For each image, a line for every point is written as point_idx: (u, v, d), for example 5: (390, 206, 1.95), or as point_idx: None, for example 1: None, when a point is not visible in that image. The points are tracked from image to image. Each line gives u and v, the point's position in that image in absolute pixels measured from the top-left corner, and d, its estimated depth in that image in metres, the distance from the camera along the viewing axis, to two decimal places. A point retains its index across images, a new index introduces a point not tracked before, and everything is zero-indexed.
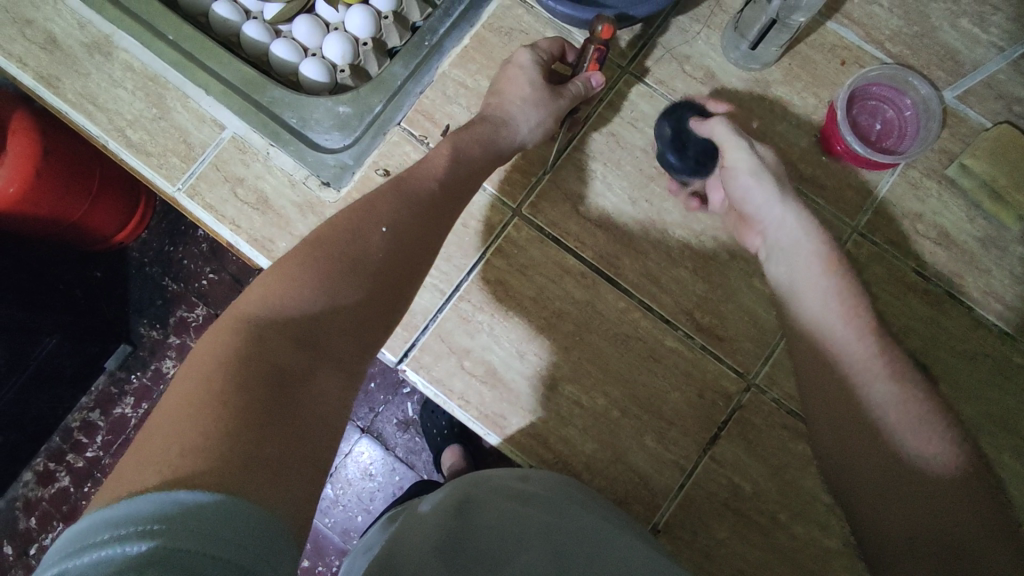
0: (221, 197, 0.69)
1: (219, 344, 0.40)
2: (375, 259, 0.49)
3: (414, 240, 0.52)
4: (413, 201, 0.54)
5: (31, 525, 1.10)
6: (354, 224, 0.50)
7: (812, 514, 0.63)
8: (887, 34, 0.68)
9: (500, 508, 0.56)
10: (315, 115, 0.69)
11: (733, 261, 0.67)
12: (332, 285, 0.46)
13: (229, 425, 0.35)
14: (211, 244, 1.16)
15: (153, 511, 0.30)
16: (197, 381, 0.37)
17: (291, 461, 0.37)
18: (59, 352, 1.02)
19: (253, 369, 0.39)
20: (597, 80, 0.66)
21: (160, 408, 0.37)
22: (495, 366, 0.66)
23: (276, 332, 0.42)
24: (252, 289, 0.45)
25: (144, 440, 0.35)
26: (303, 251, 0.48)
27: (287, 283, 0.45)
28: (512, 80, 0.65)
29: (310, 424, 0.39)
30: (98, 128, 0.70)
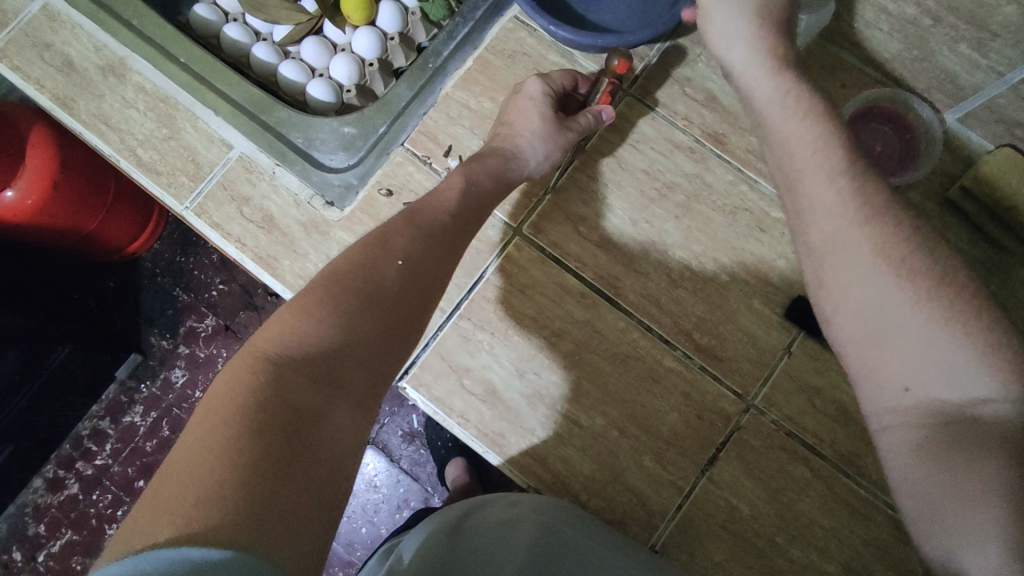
0: (228, 215, 0.70)
1: (237, 383, 0.41)
2: (389, 296, 0.51)
3: (426, 276, 0.54)
4: (424, 235, 0.56)
5: (39, 531, 1.12)
6: (368, 261, 0.52)
7: (811, 538, 0.63)
8: (888, 58, 0.69)
9: (489, 540, 0.58)
10: (321, 135, 0.71)
11: (733, 282, 0.67)
12: (346, 322, 0.47)
13: (246, 471, 0.36)
14: (221, 256, 1.18)
15: (158, 571, 0.31)
16: (214, 423, 0.38)
17: (304, 506, 0.37)
18: (72, 362, 1.04)
19: (270, 410, 0.40)
20: (609, 112, 0.68)
21: (176, 451, 0.38)
22: (495, 384, 0.67)
23: (294, 371, 0.43)
24: (269, 325, 0.47)
25: (159, 485, 0.36)
26: (320, 288, 0.49)
27: (305, 320, 0.46)
28: (522, 112, 0.66)
29: (323, 465, 0.40)
30: (111, 147, 0.72)
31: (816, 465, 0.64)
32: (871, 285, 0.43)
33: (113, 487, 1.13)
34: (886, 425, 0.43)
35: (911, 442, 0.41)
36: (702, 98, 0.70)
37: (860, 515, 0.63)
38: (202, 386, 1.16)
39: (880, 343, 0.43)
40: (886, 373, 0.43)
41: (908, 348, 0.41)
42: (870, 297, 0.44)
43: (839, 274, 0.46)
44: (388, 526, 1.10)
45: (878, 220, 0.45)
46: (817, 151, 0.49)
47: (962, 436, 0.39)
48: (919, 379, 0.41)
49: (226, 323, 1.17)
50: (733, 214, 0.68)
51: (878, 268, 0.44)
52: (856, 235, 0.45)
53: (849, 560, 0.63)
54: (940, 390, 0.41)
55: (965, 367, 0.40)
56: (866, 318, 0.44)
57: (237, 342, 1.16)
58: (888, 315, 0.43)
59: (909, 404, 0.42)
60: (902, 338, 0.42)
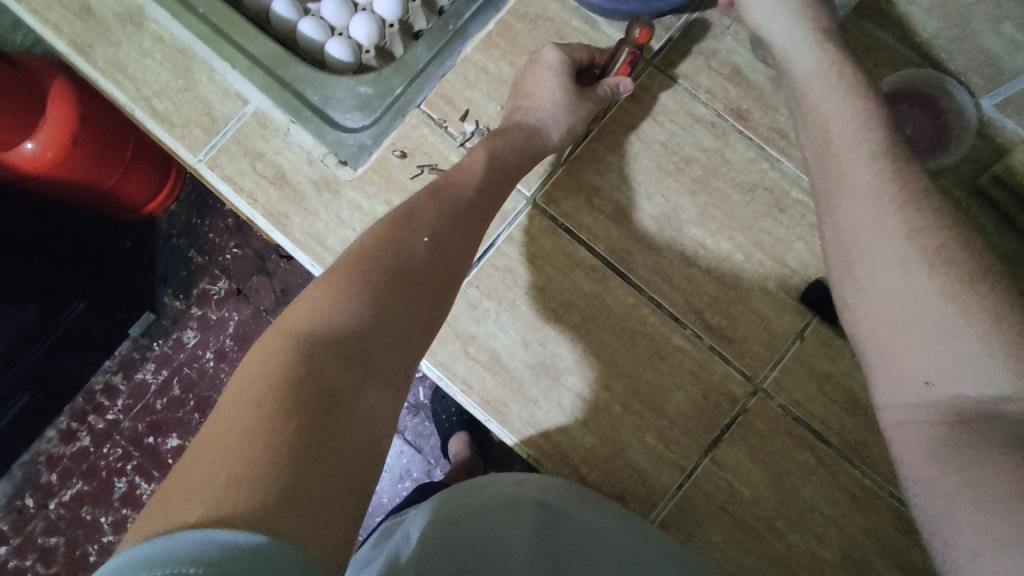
0: (240, 170, 0.70)
1: (270, 363, 0.42)
2: (419, 275, 0.51)
3: (451, 252, 0.54)
4: (451, 210, 0.56)
5: (52, 479, 1.14)
6: (398, 237, 0.52)
7: (811, 525, 0.62)
8: (924, 37, 0.67)
9: (500, 523, 0.58)
10: (337, 94, 0.69)
11: (747, 262, 0.66)
12: (377, 301, 0.47)
13: (278, 455, 0.36)
14: (236, 218, 1.19)
15: (187, 552, 0.30)
16: (245, 405, 0.39)
17: (335, 491, 0.37)
18: (87, 317, 1.05)
19: (301, 391, 0.40)
20: (626, 85, 0.66)
21: (210, 430, 0.38)
22: (500, 353, 0.66)
23: (326, 352, 0.43)
24: (301, 301, 0.47)
25: (191, 465, 0.36)
26: (349, 265, 0.49)
27: (335, 298, 0.46)
28: (541, 82, 0.65)
29: (356, 448, 0.40)
30: (127, 97, 0.71)
31: (821, 452, 0.63)
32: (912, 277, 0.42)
33: (123, 441, 1.15)
34: (903, 420, 0.41)
35: (929, 436, 0.39)
36: (728, 71, 0.68)
37: (864, 505, 0.62)
38: (213, 347, 1.17)
39: (906, 332, 0.42)
40: (909, 365, 0.41)
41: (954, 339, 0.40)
42: (901, 286, 0.42)
43: (868, 265, 0.44)
44: (389, 497, 1.10)
45: (918, 220, 0.44)
46: (848, 169, 0.47)
47: (986, 434, 0.36)
48: (946, 372, 0.39)
49: (238, 287, 1.17)
50: (751, 192, 0.66)
51: (910, 278, 0.42)
52: (888, 220, 0.44)
53: (848, 549, 0.62)
54: (957, 380, 0.39)
55: (989, 363, 0.38)
56: (890, 305, 0.43)
57: (248, 305, 1.17)
58: (914, 308, 0.41)
59: (927, 402, 0.40)
60: (926, 324, 0.41)
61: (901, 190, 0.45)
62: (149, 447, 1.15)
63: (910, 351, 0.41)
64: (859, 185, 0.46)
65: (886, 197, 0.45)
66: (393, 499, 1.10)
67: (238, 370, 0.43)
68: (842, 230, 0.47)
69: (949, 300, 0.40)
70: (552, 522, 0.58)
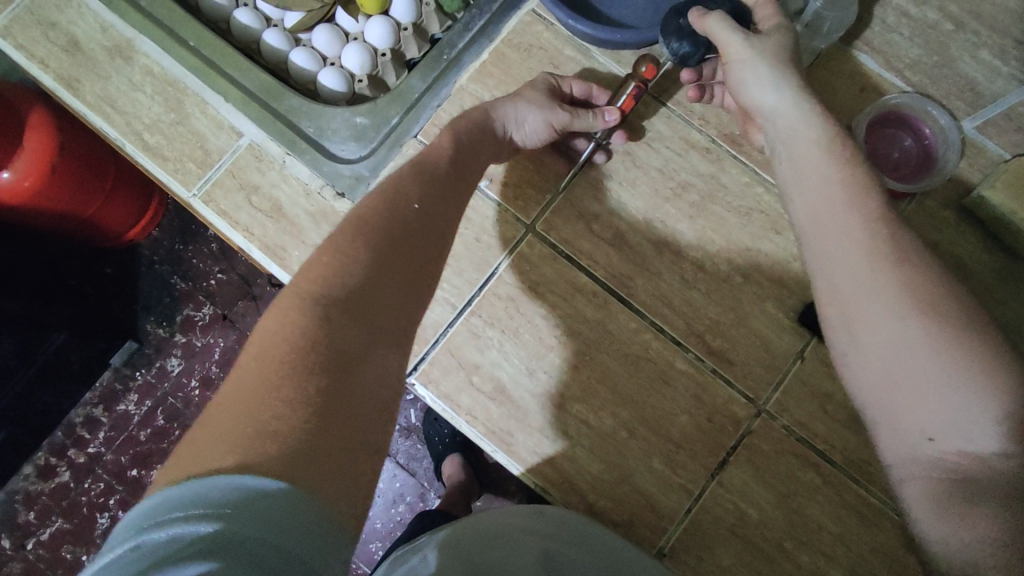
0: (236, 204, 0.69)
1: (283, 321, 0.40)
2: (416, 237, 0.50)
3: (442, 219, 0.53)
4: (434, 182, 0.55)
5: (30, 518, 1.10)
6: (390, 202, 0.51)
7: (818, 544, 0.63)
8: (906, 63, 0.69)
9: (521, 539, 0.58)
10: (333, 125, 0.70)
11: (746, 284, 0.66)
12: (383, 261, 0.47)
13: (300, 411, 0.36)
14: (221, 243, 1.17)
15: (220, 495, 0.31)
16: (267, 364, 0.38)
17: (352, 450, 0.38)
18: (67, 348, 1.02)
19: (318, 348, 0.39)
20: (610, 113, 0.64)
21: (229, 385, 0.38)
22: (504, 381, 0.66)
23: (338, 308, 0.42)
24: (308, 261, 0.45)
25: (214, 416, 0.36)
26: (353, 227, 0.48)
27: (342, 255, 0.45)
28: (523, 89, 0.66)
29: (368, 406, 0.40)
30: (117, 131, 0.70)
31: (825, 471, 0.64)
32: (904, 337, 0.40)
33: (106, 475, 1.12)
34: (907, 478, 0.40)
35: (932, 494, 0.38)
36: (720, 98, 0.70)
37: (869, 523, 0.63)
38: (199, 375, 1.14)
39: (900, 390, 0.40)
40: (907, 420, 0.40)
41: (952, 395, 0.38)
42: (893, 340, 0.40)
43: (861, 317, 0.42)
44: (383, 521, 1.08)
45: (899, 265, 0.42)
46: (837, 224, 0.45)
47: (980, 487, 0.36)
48: (947, 431, 0.38)
49: (224, 313, 1.16)
50: (747, 215, 0.67)
51: (903, 333, 0.40)
52: (878, 273, 0.42)
53: (855, 567, 0.62)
54: (950, 437, 0.38)
55: (980, 420, 0.37)
56: (886, 358, 0.41)
57: (234, 331, 1.15)
58: (909, 362, 0.40)
59: (927, 455, 0.39)
60: (919, 382, 0.39)
61: (887, 249, 0.43)
62: (132, 480, 1.11)
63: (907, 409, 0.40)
64: (849, 231, 0.44)
65: (874, 257, 0.43)
66: (387, 524, 1.08)
67: (253, 327, 0.42)
68: (833, 278, 0.44)
69: (946, 355, 0.38)
70: (576, 541, 0.58)
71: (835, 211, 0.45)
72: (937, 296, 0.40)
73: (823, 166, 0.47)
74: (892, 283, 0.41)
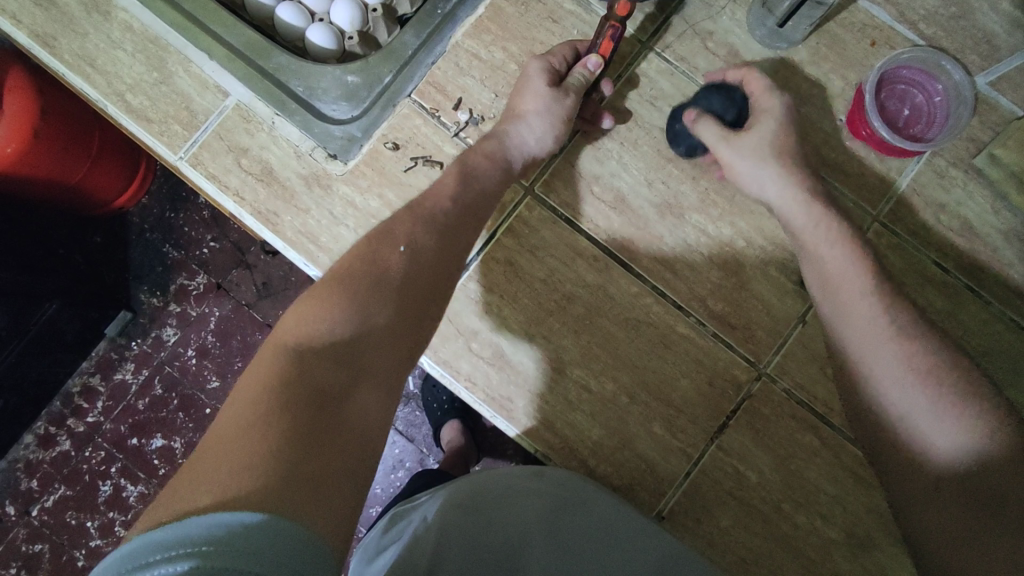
0: (224, 167, 0.66)
1: (261, 369, 0.40)
2: (399, 282, 0.50)
3: (430, 260, 0.53)
4: (432, 227, 0.54)
5: (32, 486, 1.10)
6: (374, 248, 0.51)
7: (816, 505, 0.63)
8: (921, 15, 0.67)
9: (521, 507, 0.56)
10: (322, 84, 0.67)
11: (748, 248, 0.65)
12: (362, 309, 0.46)
13: (277, 446, 0.35)
14: (213, 211, 1.15)
15: (201, 534, 0.29)
16: (245, 404, 0.37)
17: (335, 482, 0.36)
18: (60, 317, 1.00)
19: (299, 389, 0.39)
20: (593, 61, 0.62)
21: (207, 433, 0.37)
22: (504, 348, 0.65)
23: (318, 354, 0.42)
24: (289, 314, 0.45)
25: (192, 462, 0.35)
26: (333, 279, 0.48)
27: (322, 306, 0.45)
28: (520, 93, 0.63)
29: (351, 442, 0.39)
30: (97, 91, 0.67)
31: (825, 434, 0.64)
32: (906, 398, 0.48)
33: (106, 443, 1.12)
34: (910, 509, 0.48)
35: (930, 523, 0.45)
36: (724, 53, 0.67)
37: (867, 484, 0.63)
38: (195, 344, 1.14)
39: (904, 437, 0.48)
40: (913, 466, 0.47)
41: (936, 444, 0.46)
42: (898, 400, 0.48)
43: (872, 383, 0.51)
44: (383, 487, 1.09)
45: (907, 340, 0.50)
46: (850, 308, 0.53)
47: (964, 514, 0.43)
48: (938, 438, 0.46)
49: (218, 281, 1.14)
50: None
51: (907, 393, 0.48)
52: (888, 346, 0.50)
53: (853, 528, 0.63)
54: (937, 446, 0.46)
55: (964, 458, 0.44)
56: (893, 416, 0.49)
57: (229, 300, 1.14)
58: (908, 412, 0.48)
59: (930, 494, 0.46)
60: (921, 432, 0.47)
61: (894, 328, 0.51)
62: (133, 449, 1.11)
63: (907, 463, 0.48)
64: (859, 311, 0.53)
65: (883, 330, 0.51)
66: (387, 489, 1.09)
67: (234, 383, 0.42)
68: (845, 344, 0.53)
69: (938, 406, 0.46)
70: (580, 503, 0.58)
71: (852, 300, 0.53)
72: (932, 360, 0.48)
73: (838, 253, 0.56)
74: (893, 351, 0.50)
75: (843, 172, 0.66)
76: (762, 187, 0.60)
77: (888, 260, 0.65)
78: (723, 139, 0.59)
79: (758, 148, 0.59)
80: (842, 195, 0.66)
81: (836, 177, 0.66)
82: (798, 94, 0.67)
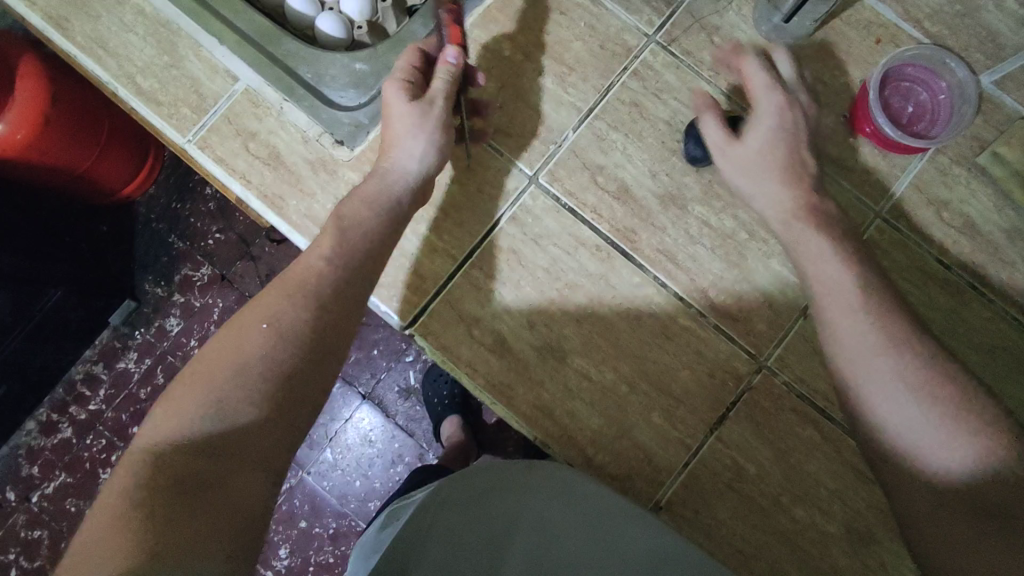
0: (233, 150, 0.67)
1: (124, 475, 0.42)
2: (267, 359, 0.49)
3: (298, 328, 0.51)
4: (293, 292, 0.53)
5: (34, 472, 1.11)
6: (240, 329, 0.50)
7: (814, 499, 0.63)
8: (926, 13, 0.67)
9: (539, 499, 0.57)
10: (331, 71, 0.68)
11: (751, 241, 0.65)
12: (222, 400, 0.46)
13: (134, 537, 0.37)
14: (219, 202, 1.16)
15: None
16: (111, 505, 0.39)
17: (199, 557, 0.38)
18: (64, 305, 1.01)
19: (159, 488, 0.40)
20: (453, 53, 0.61)
21: (81, 537, 0.39)
22: (506, 335, 0.65)
23: (175, 454, 0.43)
24: (155, 413, 0.46)
25: (69, 567, 0.37)
26: (194, 373, 0.48)
27: (183, 406, 0.46)
28: (388, 113, 0.61)
29: (223, 520, 0.41)
30: (108, 73, 0.68)
31: (824, 428, 0.64)
32: (897, 406, 0.52)
33: (107, 431, 1.12)
34: (908, 506, 0.51)
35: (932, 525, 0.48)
36: (730, 47, 0.68)
37: (866, 479, 0.63)
38: (197, 335, 1.14)
39: (898, 441, 0.52)
40: (908, 469, 0.51)
41: (928, 449, 0.50)
42: (889, 408, 0.52)
43: (864, 394, 0.54)
44: (382, 482, 1.09)
45: (898, 351, 0.54)
46: (838, 321, 0.56)
47: (970, 515, 0.46)
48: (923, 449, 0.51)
49: (223, 273, 1.15)
50: None
51: (898, 403, 0.52)
52: (878, 358, 0.54)
53: (852, 522, 0.63)
54: (928, 452, 0.50)
55: (958, 460, 0.49)
56: (887, 421, 0.53)
57: (233, 291, 1.14)
58: (902, 420, 0.52)
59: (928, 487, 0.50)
60: (915, 438, 0.51)
61: (883, 339, 0.54)
62: None
63: (902, 468, 0.52)
64: (847, 325, 0.56)
65: (873, 341, 0.54)
66: (386, 484, 1.09)
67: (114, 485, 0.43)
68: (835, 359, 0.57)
69: (929, 413, 0.51)
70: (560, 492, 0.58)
71: (841, 313, 0.57)
72: (922, 368, 0.53)
73: (828, 269, 0.59)
74: (882, 362, 0.53)
75: (846, 168, 0.67)
76: (754, 187, 0.63)
77: (891, 256, 0.65)
78: (718, 148, 0.63)
79: (757, 155, 0.62)
80: (845, 190, 0.66)
81: (840, 173, 0.66)
82: (803, 89, 0.67)
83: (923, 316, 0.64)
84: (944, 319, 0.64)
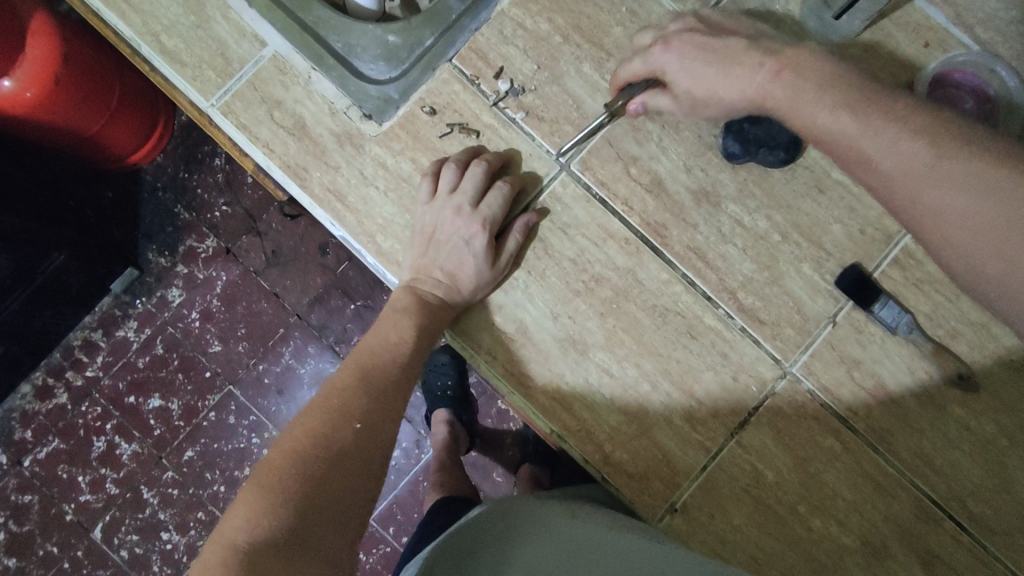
0: (257, 117, 0.65)
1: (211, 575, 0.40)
2: (347, 465, 0.49)
3: (380, 435, 0.53)
4: (367, 391, 0.55)
5: (26, 436, 1.09)
6: (328, 427, 0.51)
7: (831, 509, 0.62)
8: (979, 19, 0.65)
9: (528, 550, 0.52)
10: (361, 42, 0.66)
11: (784, 243, 0.64)
12: (309, 497, 0.46)
13: None
14: (227, 174, 1.13)
15: None
16: None
17: None
18: (66, 270, 0.98)
19: None
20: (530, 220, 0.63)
21: None
22: (527, 324, 0.63)
23: (266, 552, 0.42)
24: (233, 510, 0.45)
25: None
26: (277, 470, 0.47)
27: (269, 503, 0.45)
28: (457, 252, 0.61)
29: None
30: (132, 30, 0.66)
31: (846, 438, 0.63)
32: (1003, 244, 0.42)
33: (103, 400, 1.11)
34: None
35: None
36: None
37: (886, 491, 0.62)
38: (199, 307, 1.12)
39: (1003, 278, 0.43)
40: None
41: None
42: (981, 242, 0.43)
43: (939, 231, 0.45)
44: None
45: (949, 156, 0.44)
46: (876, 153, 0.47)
47: None
48: None
49: (228, 247, 1.12)
50: (793, 170, 0.64)
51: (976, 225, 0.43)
52: (934, 186, 0.45)
53: (867, 534, 0.62)
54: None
55: None
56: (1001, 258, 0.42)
57: (237, 266, 1.12)
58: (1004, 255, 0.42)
59: None
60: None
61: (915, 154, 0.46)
62: (129, 407, 1.10)
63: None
64: (880, 153, 0.47)
65: (921, 156, 0.45)
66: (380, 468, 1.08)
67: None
68: (901, 204, 0.47)
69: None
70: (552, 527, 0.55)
71: (871, 139, 0.48)
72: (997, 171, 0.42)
73: (815, 108, 0.51)
74: (939, 181, 0.44)
75: None
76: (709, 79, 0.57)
77: (927, 268, 0.63)
78: (689, 103, 0.60)
79: (714, 99, 0.58)
80: None
81: None
82: None
83: (955, 330, 0.62)
84: (977, 335, 0.62)
